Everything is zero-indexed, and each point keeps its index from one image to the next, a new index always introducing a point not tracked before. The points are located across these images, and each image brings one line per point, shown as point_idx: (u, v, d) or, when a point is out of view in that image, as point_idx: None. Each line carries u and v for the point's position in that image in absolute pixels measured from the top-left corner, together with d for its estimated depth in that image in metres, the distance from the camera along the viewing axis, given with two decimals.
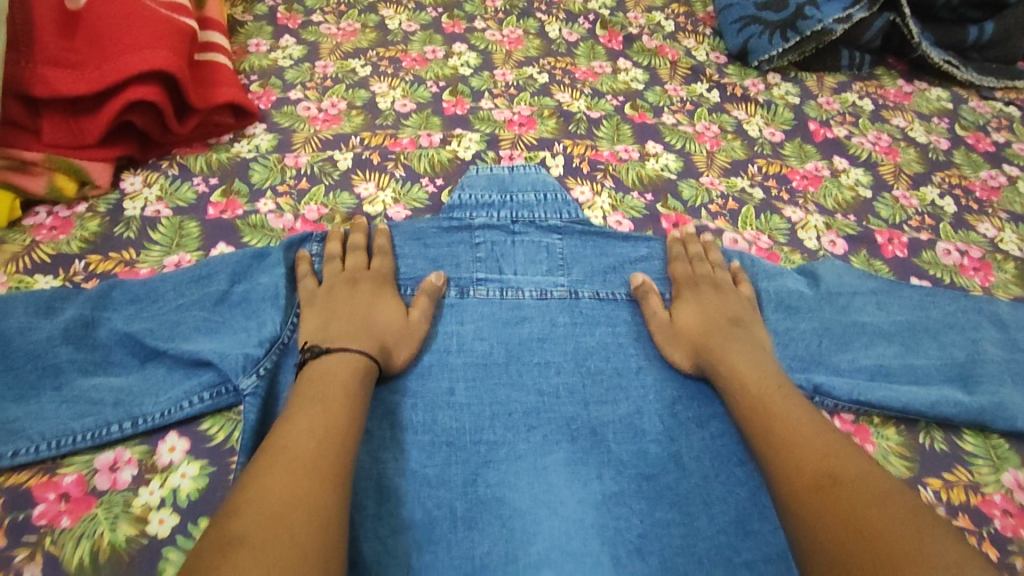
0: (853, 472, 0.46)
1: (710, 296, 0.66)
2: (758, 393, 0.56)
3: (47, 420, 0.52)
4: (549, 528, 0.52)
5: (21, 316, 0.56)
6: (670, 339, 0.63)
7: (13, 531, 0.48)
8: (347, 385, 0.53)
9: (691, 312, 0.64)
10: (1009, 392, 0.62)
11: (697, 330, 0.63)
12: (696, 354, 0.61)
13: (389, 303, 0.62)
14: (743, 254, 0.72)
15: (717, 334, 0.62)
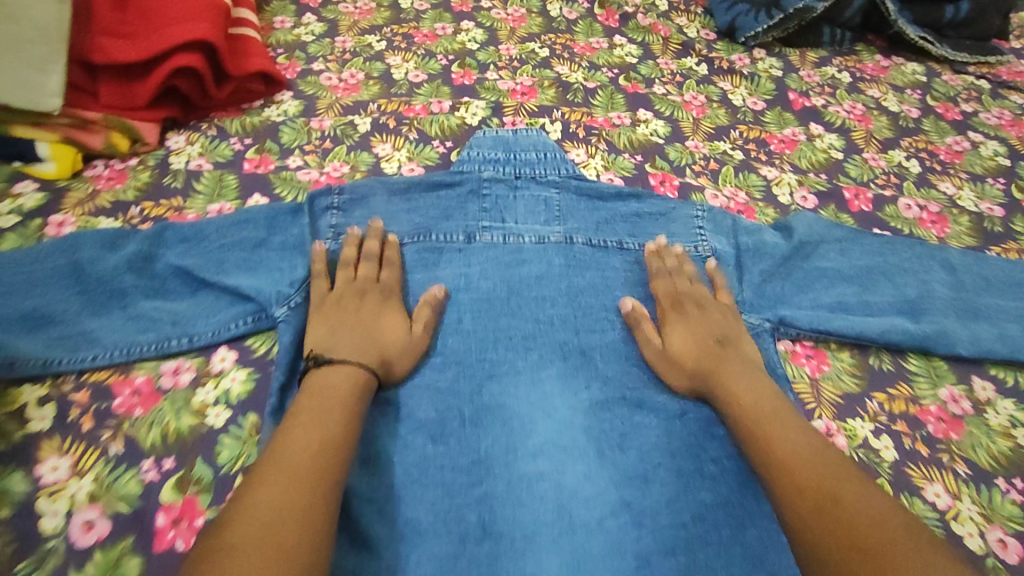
0: (851, 488, 0.48)
1: (697, 317, 0.67)
2: (756, 409, 0.57)
3: (117, 333, 0.61)
4: (543, 427, 0.60)
5: (92, 249, 0.65)
6: (669, 367, 0.64)
7: (98, 417, 0.58)
8: (346, 402, 0.54)
9: (683, 334, 0.65)
10: (951, 323, 0.71)
11: (691, 354, 0.64)
12: (694, 381, 0.63)
13: (395, 316, 0.64)
14: (719, 212, 0.80)
15: (708, 358, 0.63)
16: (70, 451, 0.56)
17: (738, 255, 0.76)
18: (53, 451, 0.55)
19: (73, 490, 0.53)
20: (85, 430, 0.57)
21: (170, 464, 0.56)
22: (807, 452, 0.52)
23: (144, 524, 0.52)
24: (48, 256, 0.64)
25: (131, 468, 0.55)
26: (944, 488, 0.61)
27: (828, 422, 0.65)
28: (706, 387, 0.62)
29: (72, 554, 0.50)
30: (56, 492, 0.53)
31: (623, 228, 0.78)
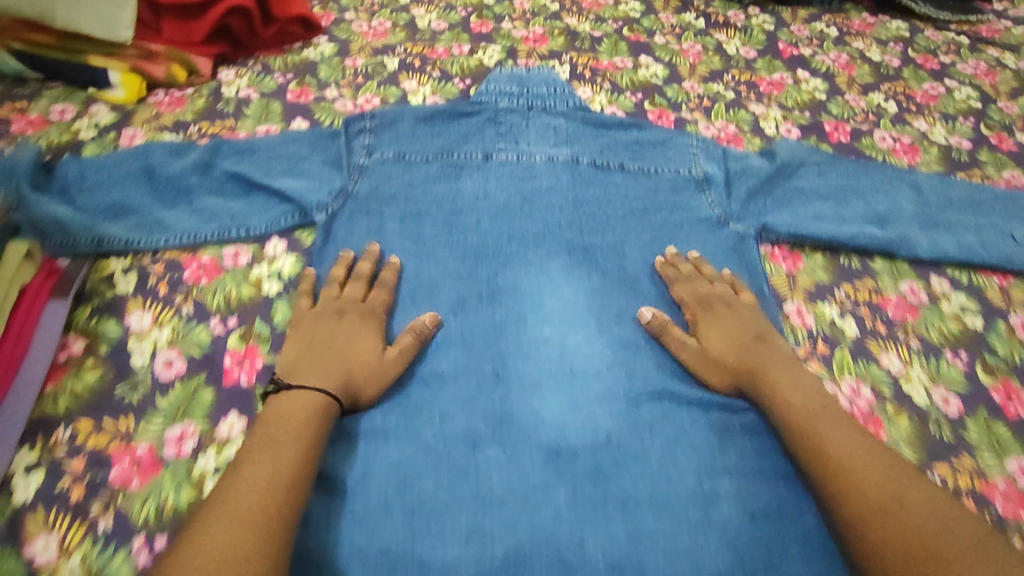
0: (915, 495, 0.50)
1: (726, 315, 0.68)
2: (804, 412, 0.59)
3: (185, 222, 0.71)
4: (550, 304, 0.70)
5: (162, 154, 0.75)
6: (708, 365, 0.65)
7: (172, 284, 0.66)
8: (299, 433, 0.53)
9: (721, 332, 0.67)
10: (913, 231, 0.80)
11: (731, 351, 0.65)
12: (734, 377, 0.64)
13: (371, 336, 0.63)
14: (711, 147, 0.85)
15: (748, 354, 0.64)
16: (151, 307, 0.65)
17: (727, 180, 0.83)
18: (137, 306, 0.64)
19: (155, 337, 0.63)
20: (161, 294, 0.66)
21: (233, 322, 0.65)
22: (864, 459, 0.54)
23: (213, 366, 0.62)
24: (124, 160, 0.74)
25: (201, 324, 0.64)
26: (897, 357, 0.69)
27: (799, 305, 0.73)
28: (749, 384, 0.63)
29: (157, 383, 0.60)
30: (141, 337, 0.62)
31: (625, 152, 0.86)
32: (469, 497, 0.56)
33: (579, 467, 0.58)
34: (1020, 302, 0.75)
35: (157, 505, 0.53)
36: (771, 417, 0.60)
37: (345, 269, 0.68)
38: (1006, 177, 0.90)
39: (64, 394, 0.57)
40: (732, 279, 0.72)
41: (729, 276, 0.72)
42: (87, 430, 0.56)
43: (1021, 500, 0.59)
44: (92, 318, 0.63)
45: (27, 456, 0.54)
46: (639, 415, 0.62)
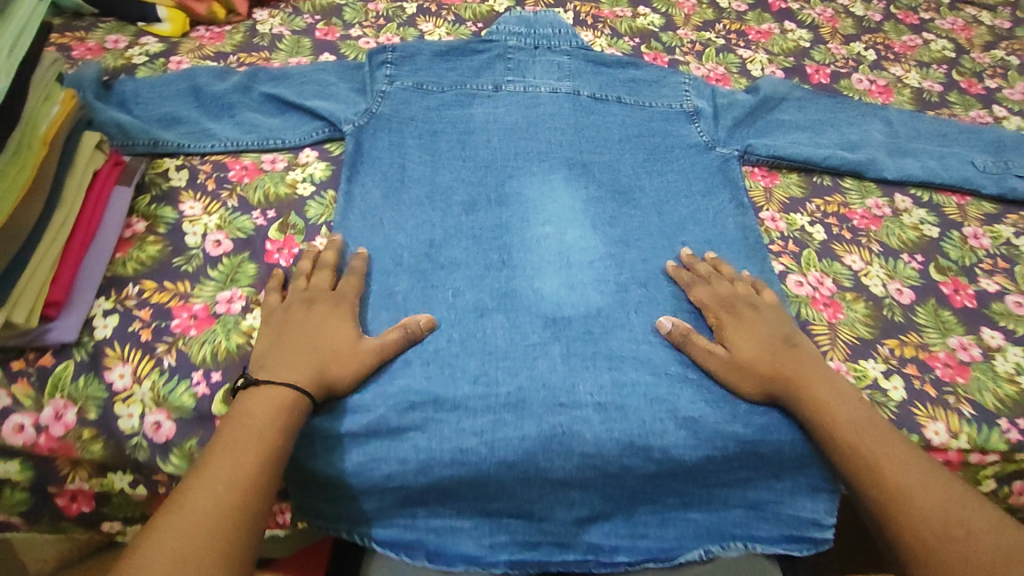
0: (980, 521, 0.53)
1: (750, 317, 0.67)
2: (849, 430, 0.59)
3: (229, 132, 0.80)
4: (552, 207, 0.79)
5: (207, 76, 0.84)
6: (738, 373, 0.64)
7: (219, 182, 0.76)
8: (263, 431, 0.53)
9: (754, 334, 0.66)
10: (881, 156, 0.87)
11: (760, 356, 0.64)
12: (766, 381, 0.64)
13: (343, 326, 0.63)
14: (705, 87, 0.92)
15: (781, 361, 0.64)
16: (201, 199, 0.74)
17: (716, 108, 0.90)
18: (189, 197, 0.74)
19: (206, 221, 0.72)
20: (210, 190, 0.75)
21: (273, 215, 0.74)
22: (913, 475, 0.56)
23: (256, 247, 0.71)
24: (173, 81, 0.83)
25: (245, 215, 0.74)
26: (859, 257, 0.77)
27: (774, 213, 0.81)
28: (785, 392, 0.63)
29: (209, 258, 0.69)
30: (194, 221, 0.72)
31: (622, 89, 0.91)
32: (478, 350, 0.66)
33: (572, 330, 0.67)
34: (973, 217, 0.84)
35: (212, 348, 0.62)
36: (815, 429, 0.61)
37: (311, 260, 0.67)
38: (971, 116, 0.99)
39: (131, 261, 0.67)
40: (755, 281, 0.71)
41: (749, 277, 0.72)
42: (152, 288, 0.65)
43: (958, 369, 0.68)
44: (151, 204, 0.72)
45: (103, 305, 0.63)
46: (627, 296, 0.71)
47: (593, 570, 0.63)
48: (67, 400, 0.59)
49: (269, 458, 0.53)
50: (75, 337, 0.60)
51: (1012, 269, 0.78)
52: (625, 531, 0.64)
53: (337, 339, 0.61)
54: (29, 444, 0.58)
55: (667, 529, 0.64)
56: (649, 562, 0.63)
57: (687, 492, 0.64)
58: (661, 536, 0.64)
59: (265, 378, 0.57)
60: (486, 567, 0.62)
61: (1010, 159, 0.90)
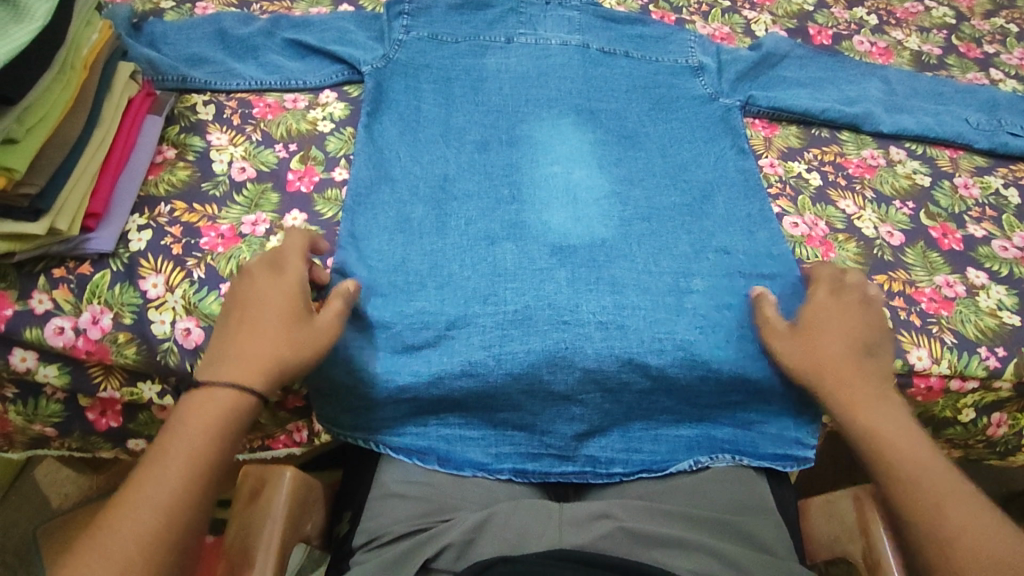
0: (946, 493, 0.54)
1: (852, 308, 0.65)
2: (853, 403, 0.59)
3: (253, 72, 0.84)
4: (559, 148, 0.82)
5: (232, 20, 0.87)
6: (805, 347, 0.63)
7: (244, 118, 0.80)
8: (205, 438, 0.51)
9: (829, 328, 0.63)
10: (877, 110, 0.90)
11: (835, 343, 0.62)
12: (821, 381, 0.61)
13: (282, 296, 0.58)
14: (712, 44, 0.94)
15: (857, 357, 0.62)
16: (227, 132, 0.78)
17: (722, 62, 0.93)
18: (216, 129, 0.78)
19: (232, 151, 0.76)
20: (235, 124, 0.79)
21: (295, 147, 0.78)
22: (943, 498, 0.54)
23: (279, 178, 0.75)
24: (200, 25, 0.87)
25: (268, 148, 0.77)
26: (852, 203, 0.81)
27: (772, 160, 0.85)
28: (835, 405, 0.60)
29: (234, 183, 0.73)
30: (220, 150, 0.76)
31: (629, 44, 0.94)
32: (488, 272, 0.70)
33: (578, 257, 0.71)
34: (964, 168, 0.87)
35: (237, 263, 0.67)
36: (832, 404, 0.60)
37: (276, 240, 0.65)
38: (968, 78, 1.02)
39: (163, 183, 0.72)
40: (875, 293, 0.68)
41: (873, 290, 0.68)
42: (182, 208, 0.70)
43: (943, 303, 0.72)
44: (180, 134, 0.77)
45: (138, 221, 0.68)
46: (630, 229, 0.75)
47: (590, 481, 0.66)
48: (103, 307, 0.63)
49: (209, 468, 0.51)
50: (112, 248, 0.65)
51: (1000, 216, 0.82)
52: (620, 446, 0.67)
53: (273, 315, 0.57)
54: (68, 345, 0.62)
55: (660, 445, 0.67)
56: (643, 473, 0.66)
57: (680, 411, 0.68)
58: (654, 451, 0.67)
59: (203, 380, 0.54)
60: (492, 473, 0.65)
61: (1003, 117, 0.93)
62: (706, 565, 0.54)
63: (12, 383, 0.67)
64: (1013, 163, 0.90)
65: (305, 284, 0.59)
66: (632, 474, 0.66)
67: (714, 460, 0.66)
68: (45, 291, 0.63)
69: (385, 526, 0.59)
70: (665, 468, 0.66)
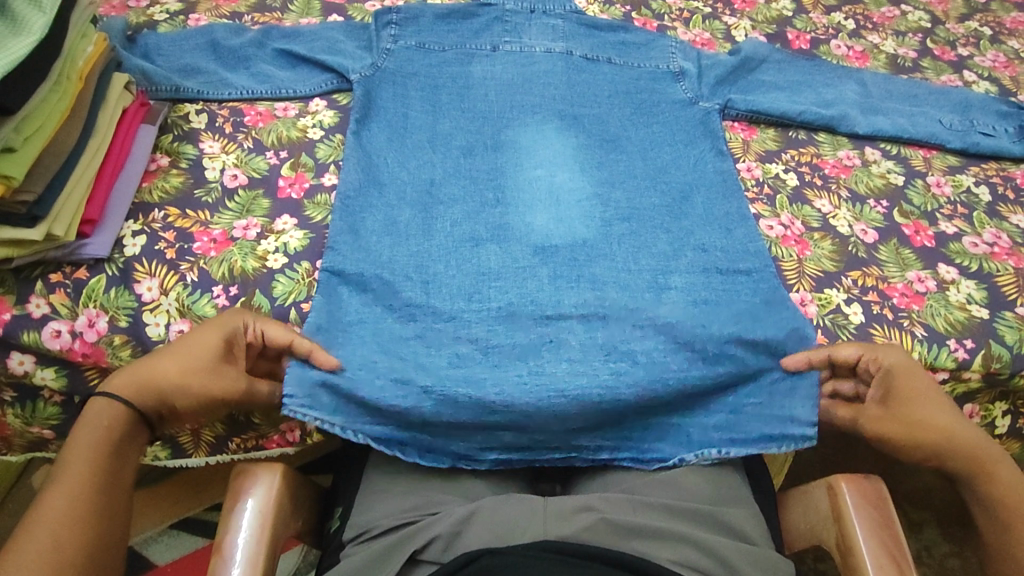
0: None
1: (924, 385, 0.64)
2: (968, 457, 0.63)
3: (244, 82, 0.86)
4: (543, 153, 0.84)
5: (224, 31, 0.90)
6: (894, 422, 0.64)
7: (236, 125, 0.82)
8: (102, 447, 0.55)
9: (918, 403, 0.63)
10: (853, 112, 0.93)
11: (922, 417, 0.63)
12: (939, 447, 0.63)
13: (212, 332, 0.60)
14: (693, 50, 0.97)
15: (949, 422, 0.63)
16: (219, 140, 0.80)
17: (702, 70, 0.95)
18: (209, 137, 0.80)
19: (224, 158, 0.78)
20: (227, 132, 0.81)
21: (285, 155, 0.80)
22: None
23: (270, 184, 0.77)
24: (193, 36, 0.90)
25: (259, 155, 0.79)
26: (828, 202, 0.83)
27: (750, 163, 0.87)
28: (957, 461, 0.63)
29: (226, 190, 0.75)
30: (212, 157, 0.78)
31: (612, 50, 0.96)
32: (473, 272, 0.73)
33: (559, 257, 0.74)
34: (937, 168, 0.90)
35: (229, 266, 0.69)
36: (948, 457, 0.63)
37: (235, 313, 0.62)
38: (942, 80, 1.04)
39: (157, 190, 0.74)
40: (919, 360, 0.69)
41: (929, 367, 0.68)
42: (175, 214, 0.72)
43: (914, 298, 0.74)
44: (173, 142, 0.79)
45: (132, 227, 0.70)
46: (611, 230, 0.77)
47: (577, 465, 0.67)
48: (99, 310, 0.65)
49: (108, 469, 0.54)
50: (107, 253, 0.67)
51: (971, 214, 0.84)
52: (611, 435, 0.67)
53: (197, 348, 0.58)
54: (66, 348, 0.64)
55: (645, 433, 0.68)
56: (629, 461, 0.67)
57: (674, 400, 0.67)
58: (643, 439, 0.68)
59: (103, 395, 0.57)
60: (474, 462, 0.65)
61: (975, 118, 0.96)
62: (688, 556, 0.55)
63: (10, 387, 0.69)
64: (985, 162, 0.93)
65: (214, 346, 0.59)
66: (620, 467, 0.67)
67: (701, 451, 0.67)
68: (42, 295, 0.65)
69: (374, 520, 0.60)
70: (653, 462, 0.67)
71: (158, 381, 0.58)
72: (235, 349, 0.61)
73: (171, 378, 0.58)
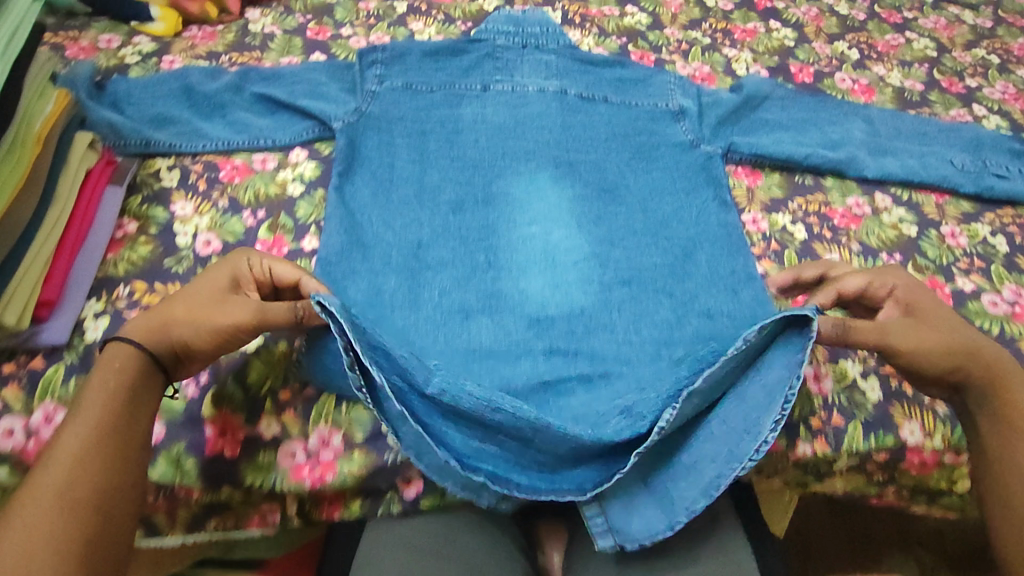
0: None
1: (934, 310, 0.63)
2: (988, 372, 0.61)
3: (219, 131, 0.81)
4: (538, 207, 0.80)
5: (199, 75, 0.85)
6: (918, 327, 0.61)
7: (210, 182, 0.77)
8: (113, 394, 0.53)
9: (936, 322, 0.62)
10: (861, 154, 0.89)
11: (942, 328, 0.61)
12: (963, 357, 0.60)
13: (220, 275, 0.60)
14: (694, 87, 0.92)
15: (970, 338, 0.61)
16: (192, 199, 0.75)
17: (704, 112, 0.90)
18: (181, 197, 0.75)
19: (197, 222, 0.73)
20: (201, 190, 0.76)
21: (263, 215, 0.75)
22: None
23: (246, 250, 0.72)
24: (165, 80, 0.84)
25: (235, 216, 0.74)
26: (838, 257, 0.79)
27: (756, 215, 0.83)
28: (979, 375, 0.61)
29: (199, 258, 0.70)
30: (185, 221, 0.73)
31: (608, 88, 0.92)
32: (463, 350, 0.69)
33: (556, 330, 0.70)
34: (951, 216, 0.85)
35: None
36: (972, 369, 0.61)
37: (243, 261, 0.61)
38: (952, 115, 1.00)
39: (122, 261, 0.68)
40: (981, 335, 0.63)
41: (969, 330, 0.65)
42: (142, 289, 0.67)
43: None
44: (143, 205, 0.74)
45: (95, 306, 0.65)
46: (610, 296, 0.73)
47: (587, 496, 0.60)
48: (57, 404, 0.59)
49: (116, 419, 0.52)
50: (66, 339, 0.62)
51: (989, 266, 0.80)
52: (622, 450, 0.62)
53: (205, 291, 0.58)
54: (18, 449, 0.57)
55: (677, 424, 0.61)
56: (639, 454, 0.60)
57: None
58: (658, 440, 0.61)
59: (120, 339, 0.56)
60: (468, 467, 0.59)
61: (987, 158, 0.92)
62: None
63: None
64: (1000, 206, 0.89)
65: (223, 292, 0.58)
66: (693, 510, 0.61)
67: (760, 435, 0.58)
68: None
69: None
70: (711, 485, 0.60)
71: (168, 323, 0.56)
72: (243, 288, 0.60)
73: (182, 319, 0.56)
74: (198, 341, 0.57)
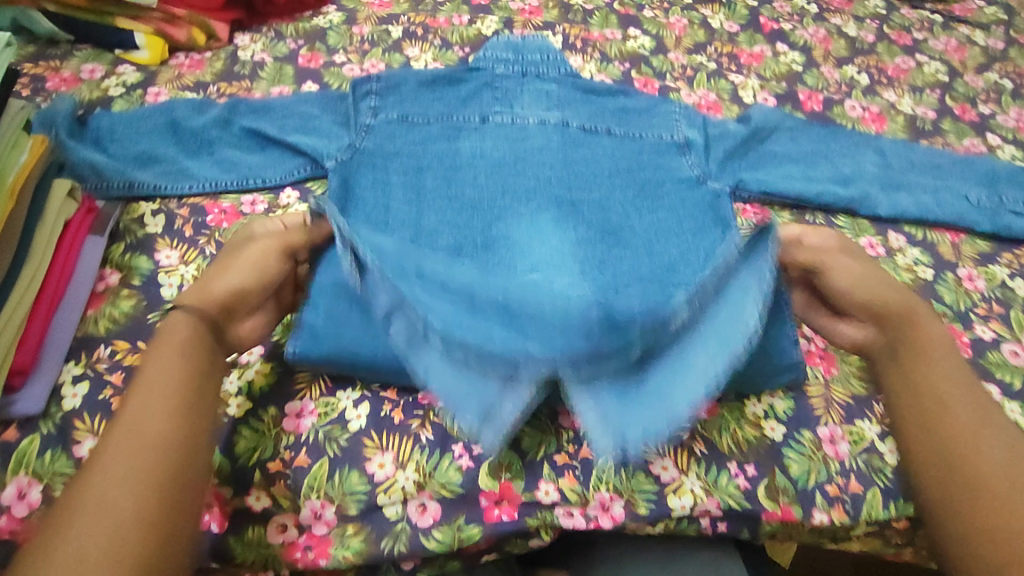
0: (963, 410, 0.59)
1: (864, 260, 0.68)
2: (906, 316, 0.64)
3: (207, 171, 0.78)
4: (542, 252, 0.76)
5: (185, 109, 0.81)
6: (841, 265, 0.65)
7: (196, 227, 0.74)
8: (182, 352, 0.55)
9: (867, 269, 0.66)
10: (875, 191, 0.86)
11: (865, 270, 0.66)
12: (886, 299, 0.64)
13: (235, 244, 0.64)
14: (698, 116, 0.89)
15: (891, 285, 0.65)
16: (178, 247, 0.72)
17: (710, 145, 0.87)
18: (166, 245, 0.72)
19: (182, 272, 0.70)
20: (187, 236, 0.73)
21: None
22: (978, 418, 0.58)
23: None
24: (149, 115, 0.80)
25: None
26: None
27: None
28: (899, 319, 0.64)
29: None
30: (170, 271, 0.70)
31: (611, 119, 0.88)
32: None
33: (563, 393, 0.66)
34: (968, 256, 0.83)
35: None
36: (892, 311, 0.64)
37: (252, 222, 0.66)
38: (965, 145, 0.97)
39: (104, 318, 0.65)
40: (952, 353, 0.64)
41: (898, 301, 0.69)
42: (124, 349, 0.63)
43: None
44: (125, 254, 0.70)
45: (73, 370, 0.62)
46: None
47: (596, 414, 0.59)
48: (31, 477, 0.56)
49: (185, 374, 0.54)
50: (42, 408, 0.58)
51: (1008, 313, 0.78)
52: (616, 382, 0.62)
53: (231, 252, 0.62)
54: None
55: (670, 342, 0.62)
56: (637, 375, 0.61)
57: None
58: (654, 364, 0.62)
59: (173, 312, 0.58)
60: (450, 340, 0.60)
61: (1005, 193, 0.88)
62: None
63: None
64: (1017, 245, 0.86)
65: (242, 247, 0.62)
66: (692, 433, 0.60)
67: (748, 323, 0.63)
68: None
69: None
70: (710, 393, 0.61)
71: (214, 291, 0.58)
72: None
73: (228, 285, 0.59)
74: (241, 277, 0.59)
